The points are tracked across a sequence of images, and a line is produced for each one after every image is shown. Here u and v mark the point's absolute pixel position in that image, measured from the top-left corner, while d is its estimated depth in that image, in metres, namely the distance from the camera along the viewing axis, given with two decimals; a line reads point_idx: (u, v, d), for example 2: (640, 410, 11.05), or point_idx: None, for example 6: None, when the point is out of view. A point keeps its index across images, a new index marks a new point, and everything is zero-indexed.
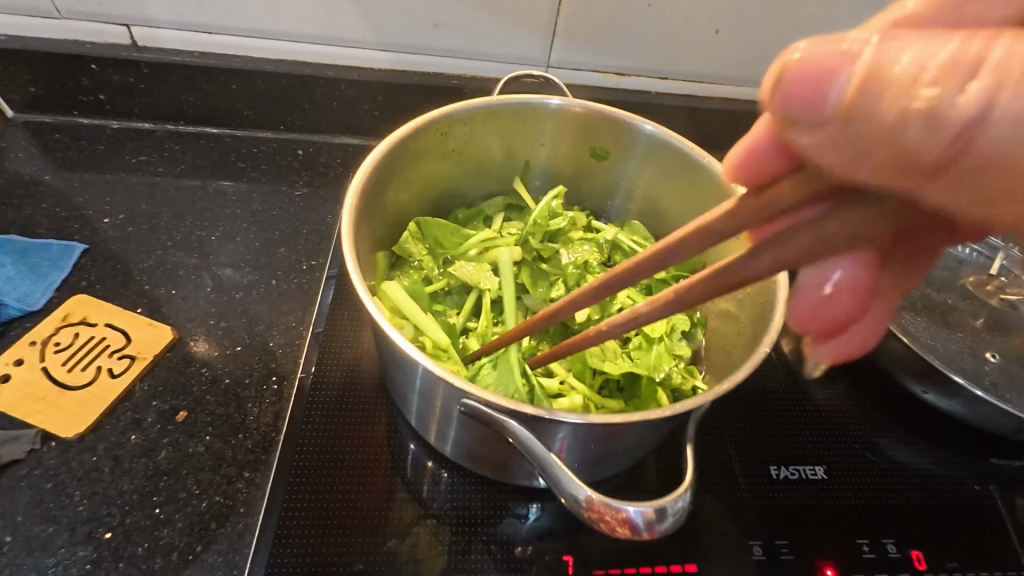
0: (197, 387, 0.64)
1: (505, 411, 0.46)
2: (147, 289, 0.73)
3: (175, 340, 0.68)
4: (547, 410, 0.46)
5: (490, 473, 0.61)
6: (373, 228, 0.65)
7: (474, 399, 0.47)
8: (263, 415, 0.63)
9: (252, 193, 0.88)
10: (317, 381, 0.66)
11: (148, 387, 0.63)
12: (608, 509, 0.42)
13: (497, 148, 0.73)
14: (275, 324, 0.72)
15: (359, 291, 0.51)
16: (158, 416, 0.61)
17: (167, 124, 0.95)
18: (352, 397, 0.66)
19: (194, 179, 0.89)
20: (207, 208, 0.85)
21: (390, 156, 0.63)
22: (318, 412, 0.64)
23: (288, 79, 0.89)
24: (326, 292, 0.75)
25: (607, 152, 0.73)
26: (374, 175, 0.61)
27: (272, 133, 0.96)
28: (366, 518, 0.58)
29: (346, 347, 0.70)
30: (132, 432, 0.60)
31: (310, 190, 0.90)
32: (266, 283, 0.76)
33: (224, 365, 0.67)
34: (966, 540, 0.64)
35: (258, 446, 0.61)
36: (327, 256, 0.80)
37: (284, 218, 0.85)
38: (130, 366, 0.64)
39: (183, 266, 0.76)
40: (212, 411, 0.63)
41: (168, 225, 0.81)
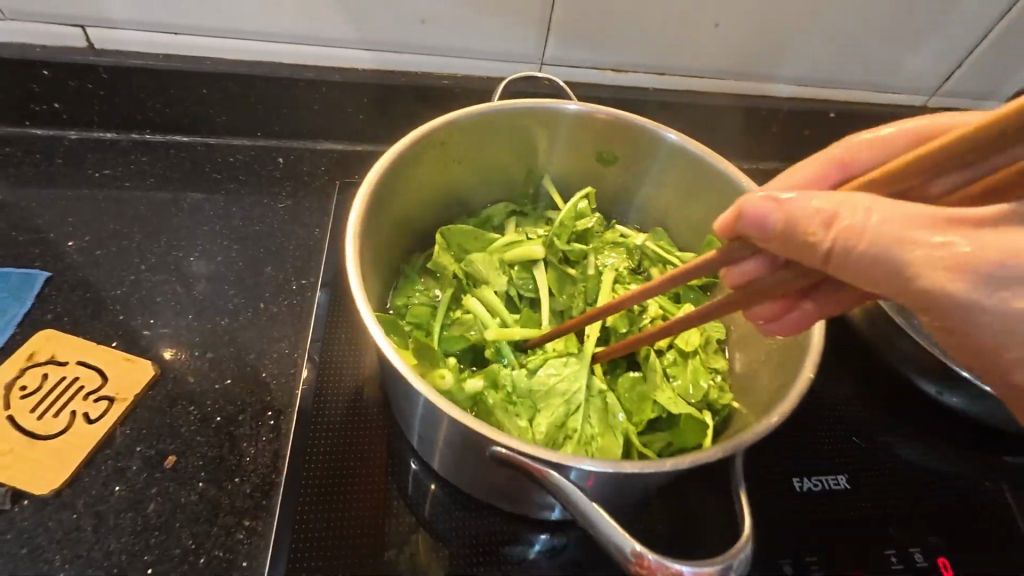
0: (186, 428, 0.59)
1: (545, 462, 0.43)
2: (121, 319, 0.67)
3: (157, 375, 0.62)
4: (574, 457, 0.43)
5: (504, 505, 0.57)
6: (376, 249, 0.61)
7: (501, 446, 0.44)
8: (260, 455, 0.58)
9: (231, 207, 0.82)
10: (317, 413, 0.61)
11: (130, 431, 0.58)
12: (661, 566, 0.40)
13: (498, 155, 0.69)
14: (266, 352, 0.66)
15: (371, 328, 0.47)
16: (144, 463, 0.56)
17: (132, 133, 0.87)
18: (355, 428, 0.61)
19: (166, 194, 0.82)
20: (182, 225, 0.78)
21: (389, 173, 0.59)
22: (320, 448, 0.59)
23: (265, 82, 0.82)
24: (320, 311, 0.70)
25: (615, 156, 0.69)
26: (376, 196, 0.57)
27: (249, 139, 0.89)
28: (383, 564, 0.53)
29: (346, 373, 0.65)
30: (115, 483, 0.55)
31: (294, 201, 0.84)
32: (253, 307, 0.70)
33: (213, 402, 0.61)
34: (987, 543, 0.64)
35: (257, 490, 0.56)
36: (318, 274, 0.75)
37: (269, 233, 0.79)
38: (108, 408, 0.58)
39: (159, 292, 0.70)
40: (204, 454, 0.58)
41: (140, 246, 0.75)
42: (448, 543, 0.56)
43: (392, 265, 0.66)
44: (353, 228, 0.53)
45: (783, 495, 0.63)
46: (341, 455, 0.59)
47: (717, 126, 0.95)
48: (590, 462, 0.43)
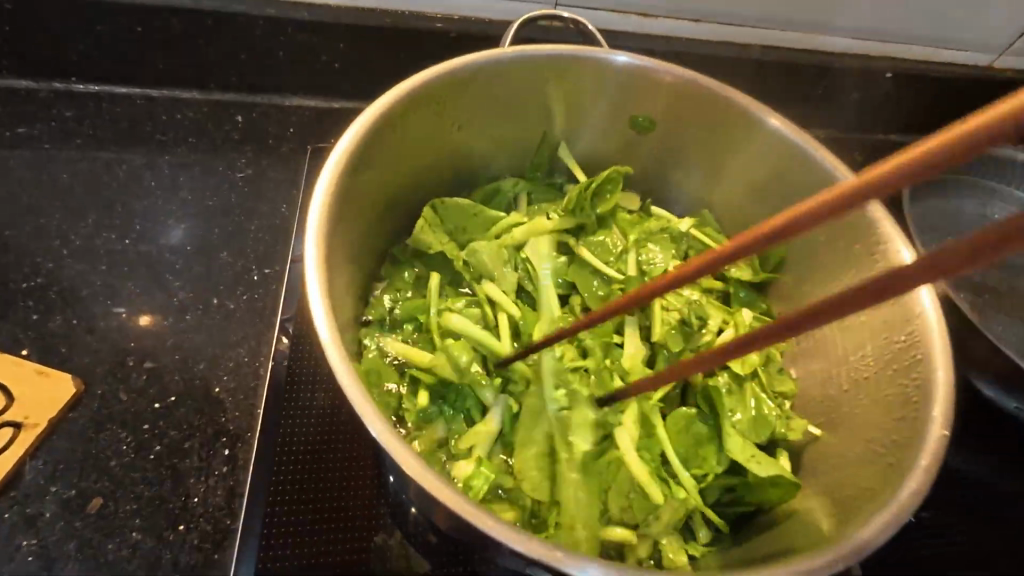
0: (116, 460, 0.47)
1: (562, 558, 0.32)
2: (36, 320, 0.54)
3: (80, 392, 0.50)
4: (581, 560, 0.31)
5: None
6: (354, 239, 0.48)
7: (510, 544, 0.32)
8: (210, 494, 0.47)
9: (178, 176, 0.68)
10: (283, 444, 0.49)
11: (45, 465, 0.47)
12: None
13: (507, 118, 0.55)
14: (220, 360, 0.54)
15: (334, 356, 0.36)
16: (61, 507, 0.45)
17: (54, 82, 0.70)
18: (332, 463, 0.49)
19: (100, 159, 0.67)
20: (117, 199, 0.64)
21: (368, 141, 0.45)
22: (287, 490, 0.47)
23: (214, 20, 0.66)
24: (287, 308, 0.56)
25: (654, 123, 0.55)
26: (350, 175, 0.44)
27: (199, 92, 0.73)
28: None
29: (320, 389, 0.52)
30: (23, 535, 0.44)
31: (256, 169, 0.69)
32: (204, 302, 0.58)
33: (151, 426, 0.50)
34: None
35: (207, 541, 0.45)
36: (284, 261, 0.61)
37: (225, 209, 0.65)
38: (14, 438, 0.46)
39: (88, 284, 0.57)
40: (137, 495, 0.46)
41: (63, 226, 0.61)
42: None
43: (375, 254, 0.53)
44: (316, 217, 0.41)
45: None
46: (316, 478, 0.48)
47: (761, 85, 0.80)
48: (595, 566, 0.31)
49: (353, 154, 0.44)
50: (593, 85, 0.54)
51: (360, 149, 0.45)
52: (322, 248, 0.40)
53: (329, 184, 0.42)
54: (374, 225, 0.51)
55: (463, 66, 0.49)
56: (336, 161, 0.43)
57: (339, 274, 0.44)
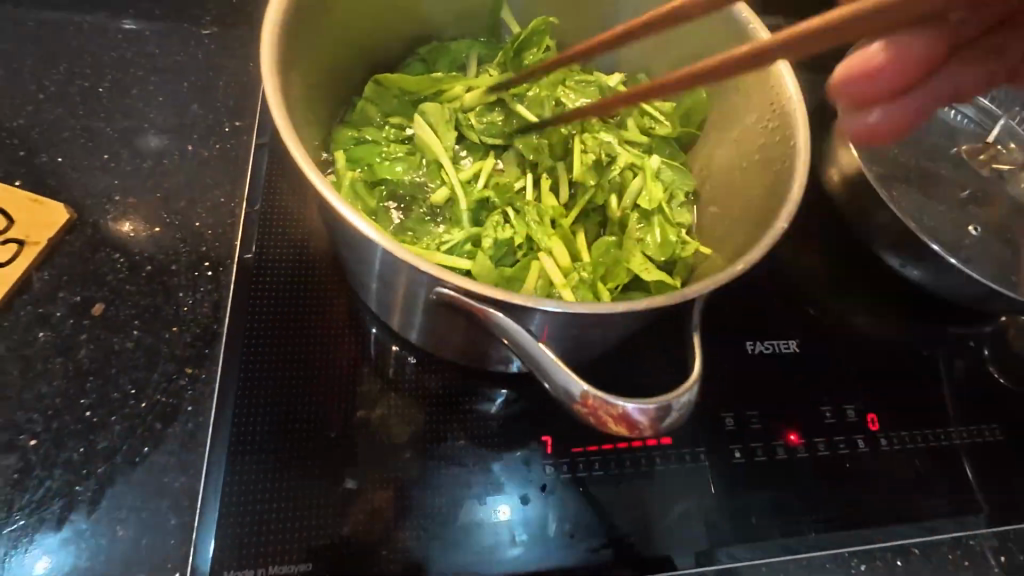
0: (112, 275, 0.55)
1: (487, 301, 0.40)
2: (23, 156, 0.59)
3: (73, 220, 0.56)
4: (532, 298, 0.40)
5: (460, 358, 0.57)
6: (309, 56, 0.53)
7: (447, 287, 0.41)
8: (200, 304, 0.55)
9: (145, 31, 0.69)
10: (260, 267, 0.58)
11: (50, 276, 0.53)
12: (604, 405, 0.38)
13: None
14: (200, 200, 0.60)
15: (279, 128, 0.42)
16: (70, 310, 0.52)
17: None
18: (303, 290, 0.58)
19: (62, 12, 0.68)
20: (87, 49, 0.66)
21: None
22: (263, 310, 0.56)
23: None
24: (258, 166, 0.63)
25: None
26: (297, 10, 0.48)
27: None
28: (333, 420, 0.53)
29: (292, 224, 0.61)
30: (40, 329, 0.51)
31: (222, 30, 0.71)
32: (180, 150, 0.63)
33: (141, 251, 0.56)
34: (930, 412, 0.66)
35: (199, 340, 0.53)
36: (254, 115, 0.66)
37: (192, 65, 0.68)
38: (20, 251, 0.53)
39: (66, 128, 0.62)
40: (134, 303, 0.54)
41: (36, 71, 0.64)
42: (407, 396, 0.56)
43: (337, 94, 0.61)
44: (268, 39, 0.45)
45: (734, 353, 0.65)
46: (283, 330, 0.56)
47: None
48: (551, 304, 0.40)
49: None
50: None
51: None
52: (274, 48, 0.45)
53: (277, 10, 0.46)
54: (319, 81, 0.57)
55: None
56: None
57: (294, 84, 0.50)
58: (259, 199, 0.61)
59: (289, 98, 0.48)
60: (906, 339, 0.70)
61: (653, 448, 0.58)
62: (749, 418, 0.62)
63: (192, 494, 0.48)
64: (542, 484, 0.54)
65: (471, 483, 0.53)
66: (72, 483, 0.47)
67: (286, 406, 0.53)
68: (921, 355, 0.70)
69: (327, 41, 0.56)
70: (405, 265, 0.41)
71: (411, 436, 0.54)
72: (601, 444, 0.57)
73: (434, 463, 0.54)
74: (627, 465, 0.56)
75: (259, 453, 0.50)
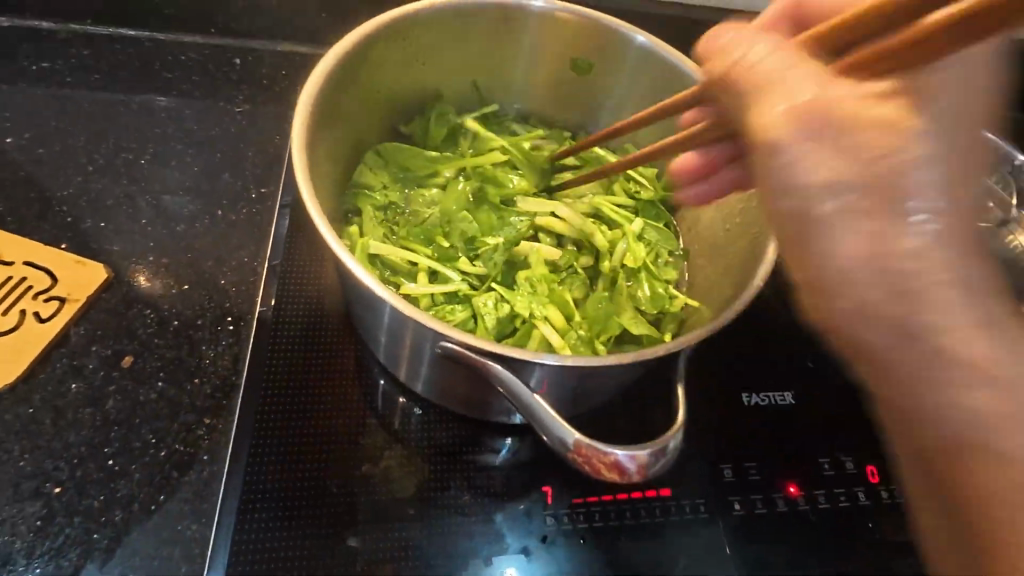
0: (142, 329, 0.59)
1: (487, 354, 0.43)
2: (70, 221, 0.65)
3: (110, 278, 0.61)
4: (530, 352, 0.43)
5: (461, 409, 0.60)
6: (334, 125, 0.58)
7: (451, 342, 0.44)
8: (220, 357, 0.59)
9: (184, 108, 0.77)
10: (277, 322, 0.62)
11: (85, 330, 0.58)
12: (597, 453, 0.40)
13: (461, 64, 0.67)
14: (226, 259, 0.65)
15: (304, 197, 0.46)
16: (101, 362, 0.56)
17: (71, 25, 0.80)
18: (316, 344, 0.62)
19: (114, 93, 0.76)
20: (133, 125, 0.74)
21: (352, 56, 0.55)
22: (277, 363, 0.59)
23: None
24: (280, 228, 0.68)
25: (589, 65, 0.67)
26: (327, 86, 0.53)
27: (202, 36, 0.83)
28: (338, 473, 0.55)
29: (308, 282, 0.65)
30: (72, 381, 0.55)
31: (252, 106, 0.79)
32: (211, 213, 0.68)
33: (170, 307, 0.61)
34: None
35: (218, 391, 0.57)
36: (278, 182, 0.72)
37: (225, 138, 0.75)
38: (61, 308, 0.58)
39: (110, 195, 0.68)
40: (160, 356, 0.58)
41: (88, 145, 0.71)
42: (412, 447, 0.58)
43: (352, 159, 0.65)
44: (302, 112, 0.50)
45: (731, 404, 0.67)
46: (297, 382, 0.59)
47: None
48: (547, 358, 0.43)
49: (332, 66, 0.53)
50: (518, 24, 0.64)
51: (335, 65, 0.53)
52: (304, 124, 0.50)
53: (312, 87, 0.51)
54: (337, 148, 0.61)
55: (416, 12, 0.58)
56: (323, 73, 0.52)
57: (320, 152, 0.55)
58: (279, 259, 0.66)
59: (314, 165, 0.52)
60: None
61: (652, 499, 0.59)
62: (747, 468, 0.63)
63: (202, 547, 0.50)
64: (543, 536, 0.55)
65: (473, 533, 0.55)
66: (91, 529, 0.49)
67: (297, 456, 0.55)
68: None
69: (348, 113, 0.60)
70: (412, 322, 0.45)
71: (415, 486, 0.56)
72: (600, 495, 0.58)
73: (437, 512, 0.55)
74: (627, 516, 0.57)
75: (268, 507, 0.52)
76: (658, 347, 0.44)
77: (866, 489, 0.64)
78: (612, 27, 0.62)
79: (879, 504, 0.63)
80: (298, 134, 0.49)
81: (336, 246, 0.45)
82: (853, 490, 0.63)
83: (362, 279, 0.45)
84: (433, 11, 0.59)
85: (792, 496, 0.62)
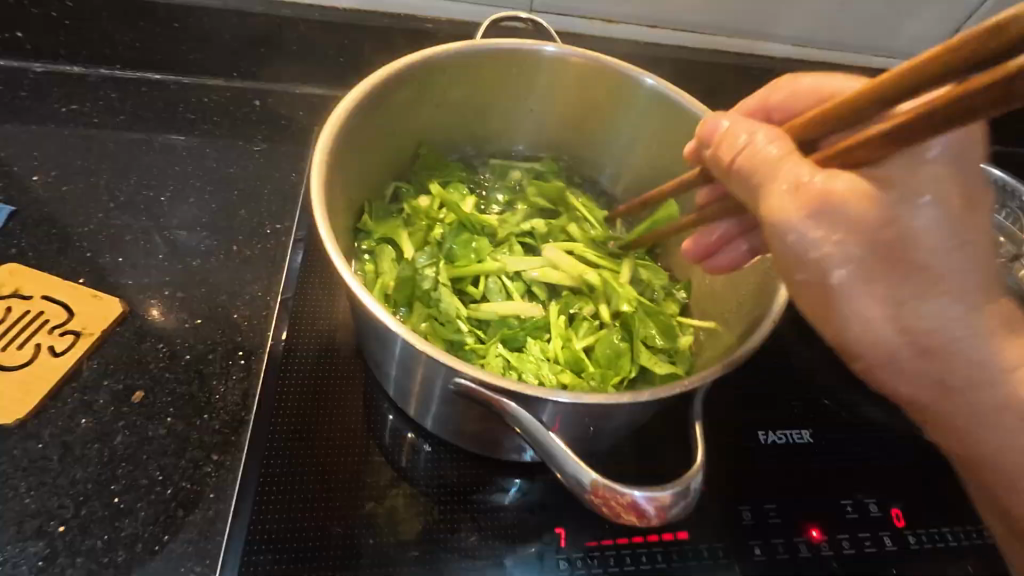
0: (154, 364, 0.59)
1: (502, 391, 0.42)
2: (89, 256, 0.66)
3: (125, 313, 0.62)
4: (543, 389, 0.42)
5: (472, 447, 0.59)
6: (351, 164, 0.59)
7: (465, 377, 0.43)
8: (229, 393, 0.58)
9: (205, 148, 0.79)
10: (287, 356, 0.62)
11: (98, 365, 0.58)
12: (613, 494, 0.39)
13: (474, 106, 0.70)
14: (239, 293, 0.66)
15: (323, 234, 0.46)
16: (111, 396, 0.56)
17: (101, 69, 0.84)
18: (326, 378, 0.62)
19: (137, 133, 0.79)
20: (154, 164, 0.76)
21: (370, 99, 0.57)
22: (287, 398, 0.59)
23: (239, 18, 0.80)
24: (294, 262, 0.69)
25: (599, 108, 0.69)
26: (343, 128, 0.55)
27: (224, 80, 0.86)
28: (345, 513, 0.54)
29: (320, 316, 0.66)
30: (82, 416, 0.55)
31: (270, 145, 0.81)
32: (226, 248, 0.70)
33: (182, 341, 0.61)
34: (953, 510, 0.64)
35: (226, 427, 0.56)
36: (293, 217, 0.74)
37: (243, 176, 0.77)
38: (75, 342, 0.58)
39: (129, 231, 0.69)
40: (171, 391, 0.58)
41: (110, 183, 0.73)
42: (420, 485, 0.57)
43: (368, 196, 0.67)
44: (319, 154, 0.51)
45: (747, 442, 0.66)
46: (305, 418, 0.58)
47: (710, 81, 0.89)
48: (559, 394, 0.42)
49: (350, 108, 0.55)
50: (530, 69, 0.66)
51: (351, 107, 0.55)
52: (322, 163, 0.51)
53: (329, 129, 0.53)
54: (354, 186, 0.63)
55: (432, 57, 0.61)
56: (339, 116, 0.54)
57: (336, 191, 0.56)
58: (292, 293, 0.67)
59: (331, 205, 0.54)
60: (922, 432, 0.70)
61: (669, 543, 0.57)
62: (766, 510, 0.61)
63: None
64: None
65: None
66: (93, 571, 0.48)
67: (303, 496, 0.54)
68: (940, 448, 0.69)
69: (364, 153, 0.62)
70: (425, 357, 0.45)
71: (421, 528, 0.54)
72: (615, 538, 0.56)
73: (444, 555, 0.53)
74: (644, 561, 0.55)
75: (273, 548, 0.51)
76: (672, 386, 0.44)
77: (891, 534, 0.62)
78: (624, 71, 0.64)
79: (905, 549, 0.61)
80: (317, 173, 0.50)
81: (352, 280, 0.46)
82: (879, 534, 0.61)
83: (378, 314, 0.45)
84: (447, 57, 0.61)
85: (814, 541, 0.60)
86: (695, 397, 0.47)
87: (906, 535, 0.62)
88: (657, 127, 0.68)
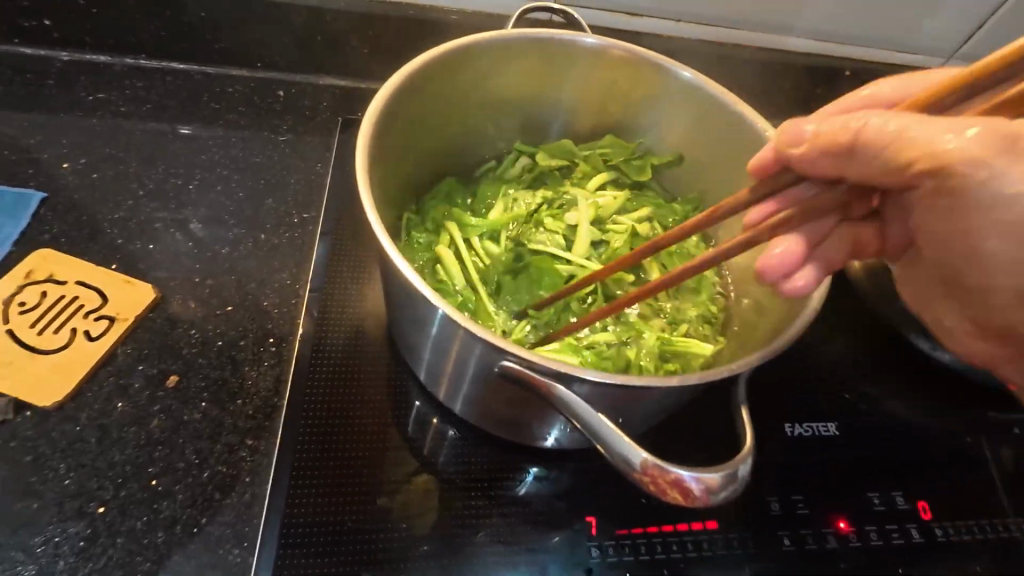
0: (187, 350, 0.59)
1: (547, 373, 0.43)
2: (119, 243, 0.67)
3: (158, 299, 0.62)
4: (585, 368, 0.42)
5: (502, 434, 0.59)
6: (386, 152, 0.59)
7: (510, 359, 0.44)
8: (262, 378, 0.59)
9: (230, 137, 0.80)
10: (318, 344, 0.62)
11: (132, 350, 0.58)
12: (660, 473, 0.40)
13: (504, 97, 0.70)
14: (267, 282, 0.66)
15: (369, 219, 0.47)
16: (147, 381, 0.57)
17: (126, 58, 0.84)
18: (356, 366, 0.62)
19: (163, 122, 0.79)
20: (180, 153, 0.77)
21: (406, 88, 0.58)
22: (319, 384, 0.59)
23: (266, 9, 0.80)
24: (320, 254, 0.69)
25: (628, 97, 0.70)
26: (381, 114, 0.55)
27: (249, 71, 0.86)
28: (376, 498, 0.54)
29: (348, 305, 0.66)
30: (118, 399, 0.55)
31: (295, 135, 0.82)
32: (254, 237, 0.70)
33: (214, 328, 0.61)
34: (975, 502, 0.65)
35: (259, 412, 0.57)
36: (319, 207, 0.74)
37: (269, 165, 0.78)
38: (109, 327, 0.58)
39: (158, 219, 0.70)
40: (205, 376, 0.58)
41: (138, 172, 0.74)
42: (448, 472, 0.58)
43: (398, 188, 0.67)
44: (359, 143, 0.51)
45: (774, 435, 0.66)
46: (337, 405, 0.59)
47: (730, 76, 0.89)
48: (600, 374, 0.42)
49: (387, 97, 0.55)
50: (562, 59, 0.66)
51: (388, 96, 0.55)
52: (365, 150, 0.51)
53: (369, 118, 0.53)
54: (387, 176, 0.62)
55: (466, 45, 0.61)
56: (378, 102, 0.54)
57: (375, 178, 0.56)
58: (321, 283, 0.67)
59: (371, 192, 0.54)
60: (948, 427, 0.70)
61: (698, 532, 0.57)
62: (792, 501, 0.61)
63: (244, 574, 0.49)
64: (588, 568, 0.54)
65: (516, 564, 0.53)
66: (134, 552, 0.48)
67: (338, 482, 0.54)
68: (963, 442, 0.69)
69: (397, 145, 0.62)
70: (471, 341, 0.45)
71: (453, 515, 0.55)
72: (645, 526, 0.56)
73: (477, 541, 0.54)
74: (673, 550, 0.56)
75: (308, 532, 0.51)
76: (715, 369, 0.44)
77: (918, 526, 0.62)
78: (655, 61, 0.65)
79: (931, 541, 0.61)
80: (361, 160, 0.50)
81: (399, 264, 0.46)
82: (906, 526, 0.62)
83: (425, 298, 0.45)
84: (481, 45, 0.61)
85: (842, 532, 0.60)
86: (735, 383, 0.48)
87: (933, 527, 0.62)
88: (688, 116, 0.69)
